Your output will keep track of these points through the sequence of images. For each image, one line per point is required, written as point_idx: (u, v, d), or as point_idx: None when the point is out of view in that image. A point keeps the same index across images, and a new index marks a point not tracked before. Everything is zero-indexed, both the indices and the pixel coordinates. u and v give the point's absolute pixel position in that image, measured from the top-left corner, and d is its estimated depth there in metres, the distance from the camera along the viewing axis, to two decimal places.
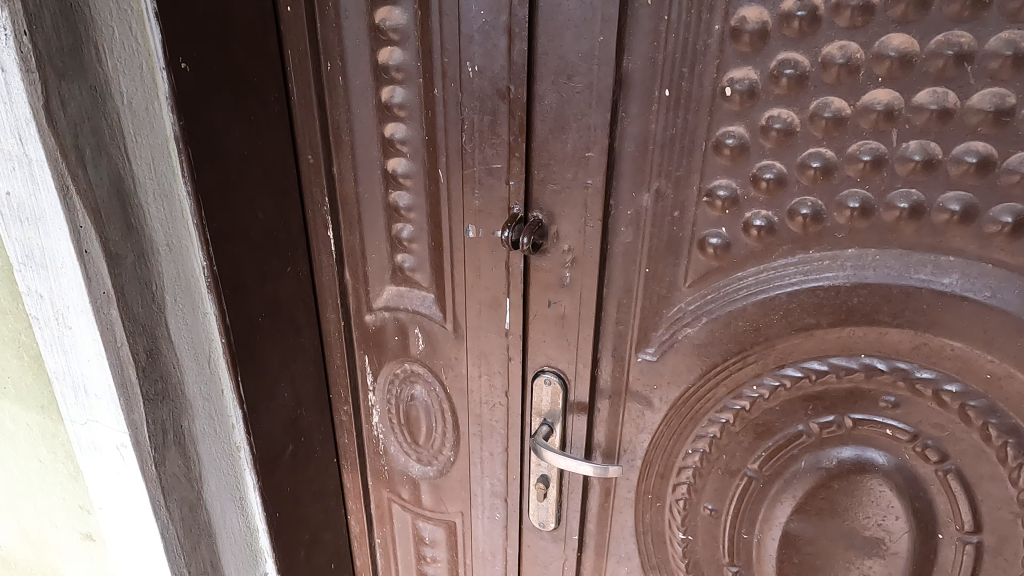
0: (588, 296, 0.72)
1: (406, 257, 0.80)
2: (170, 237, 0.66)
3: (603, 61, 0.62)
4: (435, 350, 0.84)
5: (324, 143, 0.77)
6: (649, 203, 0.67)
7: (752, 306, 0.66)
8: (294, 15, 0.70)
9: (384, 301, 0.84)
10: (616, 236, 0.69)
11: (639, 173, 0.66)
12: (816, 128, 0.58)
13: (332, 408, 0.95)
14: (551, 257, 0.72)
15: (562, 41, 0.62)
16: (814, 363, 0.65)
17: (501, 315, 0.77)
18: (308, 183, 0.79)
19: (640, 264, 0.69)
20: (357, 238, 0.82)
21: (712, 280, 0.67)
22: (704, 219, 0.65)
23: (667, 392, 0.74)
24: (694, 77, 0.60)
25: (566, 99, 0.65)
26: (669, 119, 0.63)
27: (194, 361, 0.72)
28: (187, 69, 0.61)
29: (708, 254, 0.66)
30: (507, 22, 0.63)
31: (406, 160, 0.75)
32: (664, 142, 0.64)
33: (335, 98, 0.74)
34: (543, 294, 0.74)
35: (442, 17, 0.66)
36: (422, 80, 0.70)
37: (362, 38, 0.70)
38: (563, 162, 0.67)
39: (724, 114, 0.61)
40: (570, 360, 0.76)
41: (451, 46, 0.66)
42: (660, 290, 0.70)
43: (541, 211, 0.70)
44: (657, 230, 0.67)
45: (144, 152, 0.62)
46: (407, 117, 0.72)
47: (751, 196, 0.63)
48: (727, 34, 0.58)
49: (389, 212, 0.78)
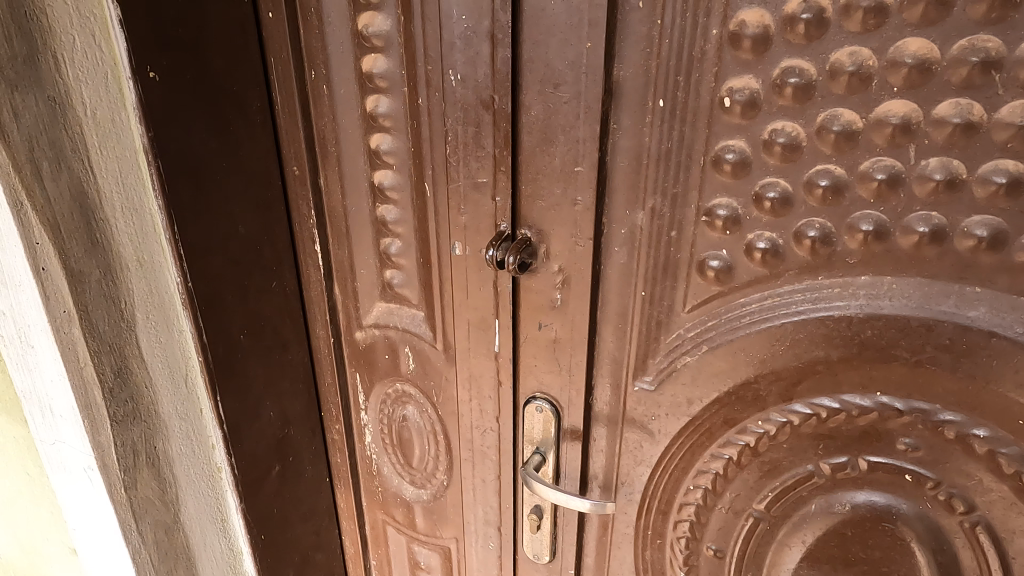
0: (581, 320, 0.67)
1: (394, 273, 0.77)
2: (140, 253, 0.64)
3: (592, 69, 0.56)
4: (425, 370, 0.81)
5: (309, 153, 0.74)
6: (644, 222, 0.61)
7: (756, 336, 0.60)
8: (276, 21, 0.67)
9: (374, 319, 0.81)
10: (609, 256, 0.64)
11: (633, 189, 0.61)
12: (825, 143, 0.52)
13: (324, 426, 0.92)
14: (541, 279, 0.67)
15: (548, 47, 0.57)
16: (824, 400, 0.60)
17: (491, 337, 0.72)
18: (294, 197, 0.76)
19: (636, 286, 0.64)
20: (345, 252, 0.79)
21: (712, 306, 0.62)
22: (702, 240, 0.60)
23: (666, 423, 0.69)
24: (691, 86, 0.55)
25: (553, 110, 0.59)
26: (665, 130, 0.57)
27: (169, 380, 0.70)
28: (156, 78, 0.59)
29: (709, 278, 0.61)
30: (489, 27, 0.58)
31: (393, 173, 0.71)
32: (660, 156, 0.58)
33: (320, 108, 0.71)
34: (534, 317, 0.69)
35: (424, 22, 0.61)
36: (406, 89, 0.66)
37: (345, 45, 0.67)
38: (551, 177, 0.62)
39: (724, 126, 0.55)
40: (563, 386, 0.71)
41: (434, 53, 0.62)
42: (657, 315, 0.65)
43: (530, 228, 0.66)
44: (652, 251, 0.62)
45: (110, 165, 0.60)
46: (393, 127, 0.69)
47: (754, 216, 0.57)
48: (726, 39, 0.53)
49: (378, 226, 0.75)
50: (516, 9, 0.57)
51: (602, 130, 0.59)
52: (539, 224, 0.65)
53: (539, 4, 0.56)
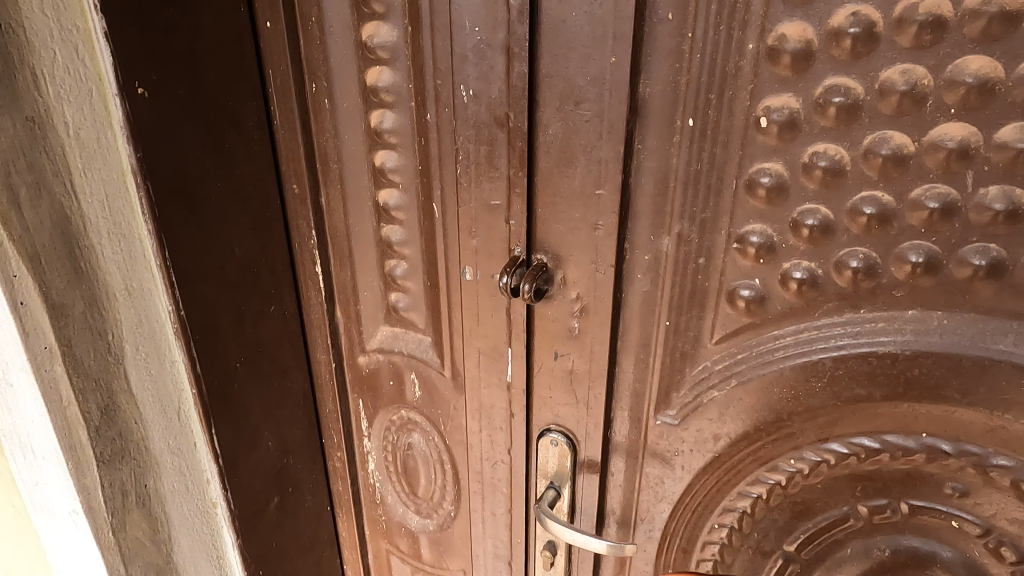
0: (600, 351, 0.63)
1: (400, 296, 0.73)
2: (128, 282, 0.60)
3: (615, 86, 0.52)
4: (432, 397, 0.77)
5: (310, 171, 0.69)
6: (670, 248, 0.57)
7: (791, 371, 0.56)
8: (275, 31, 0.63)
9: (378, 343, 0.77)
10: (631, 283, 0.60)
11: (658, 213, 0.56)
12: (871, 167, 0.48)
13: (325, 453, 0.87)
14: (558, 306, 0.63)
15: (568, 62, 0.53)
16: (864, 439, 0.55)
17: (503, 366, 0.68)
18: (294, 216, 0.72)
19: (659, 316, 0.60)
20: (348, 274, 0.75)
21: (742, 338, 0.58)
22: (732, 269, 0.56)
23: (690, 459, 0.64)
24: (723, 105, 0.51)
25: (573, 129, 0.55)
26: (694, 152, 0.53)
27: (160, 414, 0.66)
28: (144, 95, 0.55)
29: (739, 309, 0.56)
30: (505, 40, 0.54)
31: (398, 192, 0.67)
32: (689, 179, 0.54)
33: (321, 123, 0.67)
34: (549, 347, 0.65)
35: (434, 33, 0.57)
36: (414, 104, 0.62)
37: (348, 57, 0.63)
38: (570, 200, 0.58)
39: (759, 148, 0.51)
40: (580, 419, 0.67)
41: (444, 66, 0.58)
42: (682, 346, 0.61)
43: (546, 253, 0.61)
44: (678, 279, 0.58)
45: (95, 189, 0.56)
46: (399, 144, 0.65)
47: (790, 244, 0.53)
48: (763, 54, 0.48)
49: (382, 247, 0.71)
50: (533, 21, 0.53)
51: (626, 151, 0.54)
52: (556, 248, 0.60)
53: (559, 15, 0.52)
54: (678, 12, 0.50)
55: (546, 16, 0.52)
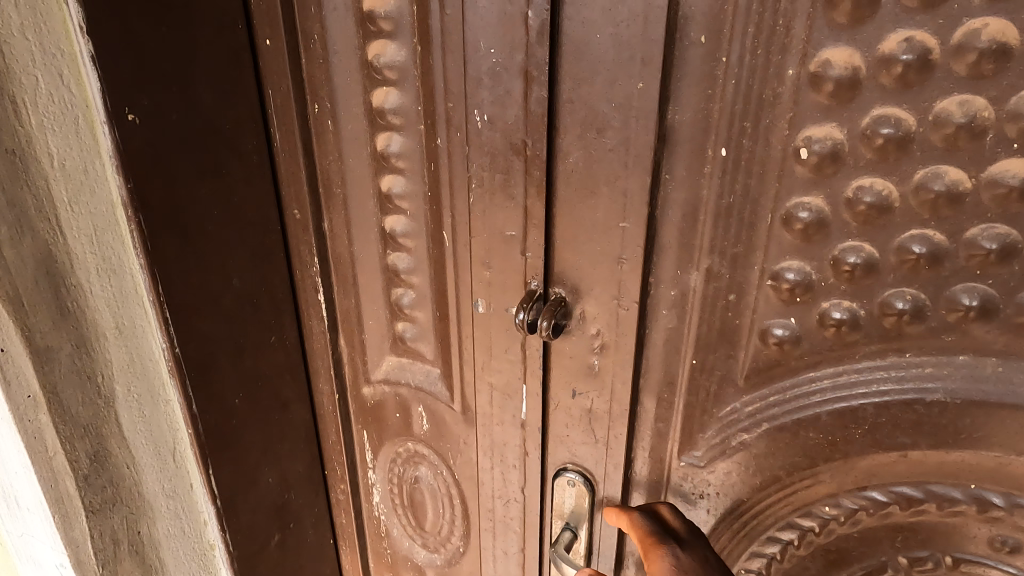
0: (621, 389, 0.59)
1: (407, 326, 0.70)
2: (119, 319, 0.56)
3: (642, 114, 0.48)
4: (441, 431, 0.73)
5: (312, 196, 0.66)
6: (698, 284, 0.54)
7: (828, 416, 0.52)
8: (274, 49, 0.59)
9: (383, 374, 0.74)
10: (655, 319, 0.57)
11: (686, 248, 0.53)
12: (922, 204, 0.44)
13: (328, 485, 0.84)
14: (577, 342, 0.59)
15: (591, 87, 0.49)
16: (905, 488, 0.52)
17: (516, 403, 0.64)
18: (295, 242, 0.68)
19: (685, 353, 0.57)
20: (352, 302, 0.71)
21: (774, 379, 0.54)
22: (764, 306, 0.52)
23: (717, 503, 0.61)
24: (759, 134, 0.47)
25: (595, 158, 0.51)
26: (726, 184, 0.50)
27: (154, 456, 0.62)
28: (136, 121, 0.52)
29: (772, 348, 0.53)
30: (522, 63, 0.50)
31: (406, 218, 0.64)
32: (720, 212, 0.51)
33: (325, 146, 0.63)
34: (567, 383, 0.61)
35: (445, 53, 0.53)
36: (423, 127, 0.58)
37: (353, 77, 0.59)
38: (591, 232, 0.54)
39: (797, 181, 0.47)
40: (599, 459, 0.63)
41: (456, 89, 0.54)
42: (709, 385, 0.57)
43: (564, 287, 0.58)
44: (706, 315, 0.55)
45: (82, 224, 0.52)
46: (407, 169, 0.61)
47: (830, 282, 0.49)
48: (804, 80, 0.45)
49: (389, 275, 0.68)
50: (553, 43, 0.49)
51: (653, 181, 0.51)
52: (575, 282, 0.57)
53: (582, 37, 0.48)
54: (711, 35, 0.46)
55: (568, 38, 0.49)
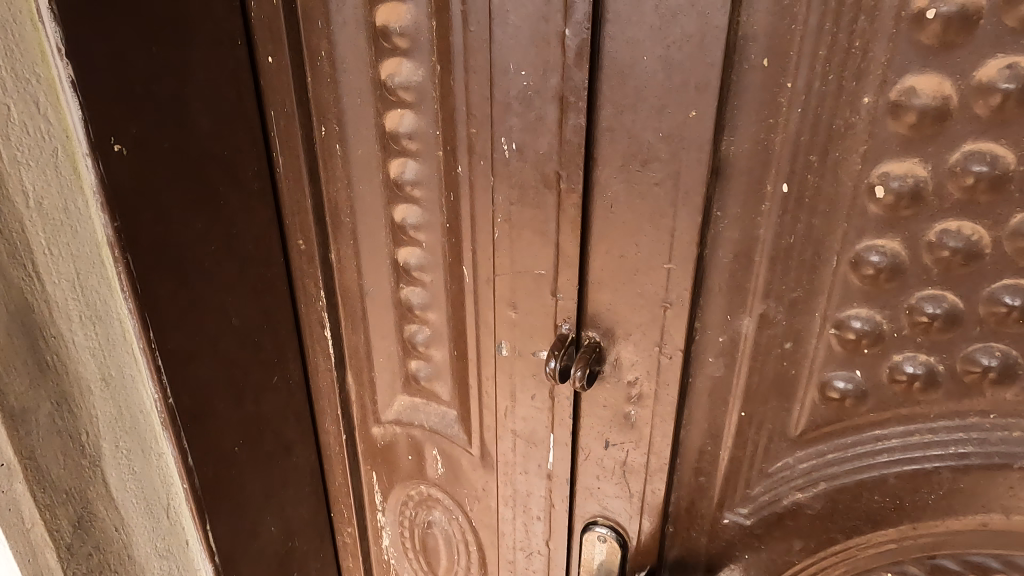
0: (660, 442, 0.54)
1: (421, 364, 0.64)
2: (105, 369, 0.51)
3: (693, 145, 0.43)
4: (457, 475, 0.68)
5: (318, 226, 0.60)
6: (750, 330, 0.48)
7: (895, 479, 0.47)
8: (277, 67, 0.54)
9: (395, 413, 0.68)
10: (700, 366, 0.51)
11: (736, 291, 0.48)
12: (1018, 251, 0.39)
13: (333, 528, 0.78)
14: (611, 390, 0.54)
15: (635, 114, 0.44)
16: (982, 559, 0.47)
17: (542, 452, 0.59)
18: (299, 275, 0.63)
19: (732, 404, 0.51)
20: (361, 338, 0.65)
21: (834, 435, 0.49)
22: (825, 357, 0.47)
23: (763, 564, 0.55)
24: (827, 169, 0.42)
25: (638, 192, 0.46)
26: (785, 222, 0.44)
27: (145, 512, 0.57)
28: (123, 152, 0.46)
29: (834, 403, 0.47)
30: (557, 86, 0.45)
31: (421, 251, 0.58)
32: (778, 253, 0.45)
33: (332, 172, 0.58)
34: (598, 433, 0.56)
35: (469, 74, 0.48)
36: (441, 154, 0.53)
37: (364, 98, 0.54)
38: (630, 273, 0.49)
39: (870, 221, 0.42)
40: (632, 514, 0.58)
41: (480, 114, 0.49)
42: (759, 439, 0.52)
43: (598, 330, 0.52)
44: (757, 364, 0.49)
45: (63, 267, 0.47)
46: (423, 198, 0.56)
47: (903, 334, 0.44)
48: (882, 110, 0.39)
49: (401, 310, 0.62)
50: (593, 65, 0.44)
51: (703, 219, 0.45)
52: (611, 325, 0.51)
53: (626, 58, 0.43)
54: (775, 58, 0.40)
55: (610, 60, 0.43)
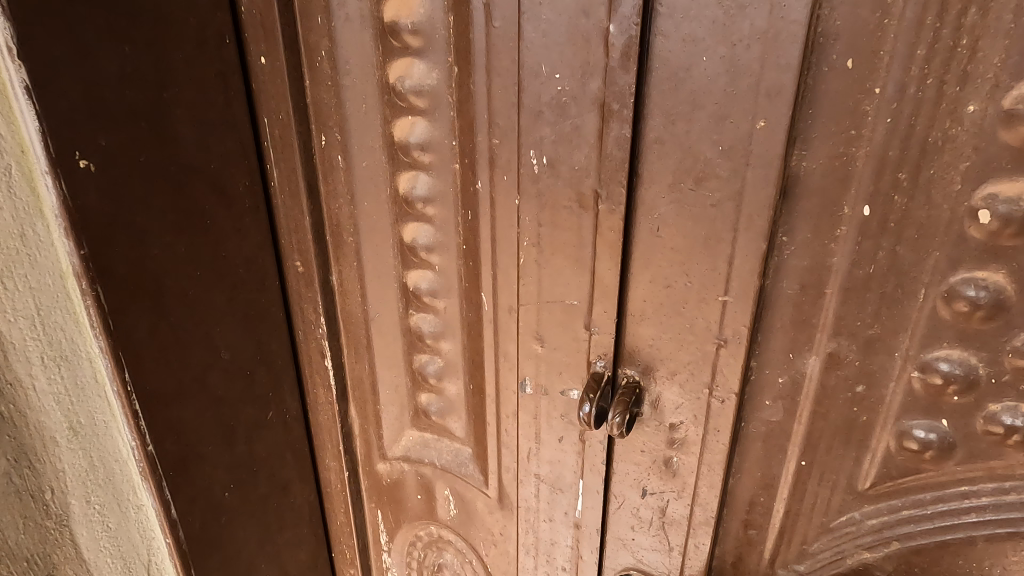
0: (707, 492, 0.48)
1: (432, 398, 0.58)
2: (73, 414, 0.46)
3: (760, 161, 0.37)
4: (471, 518, 0.61)
5: (317, 246, 0.53)
6: (815, 370, 0.42)
7: (985, 542, 0.41)
8: (270, 68, 0.47)
9: (402, 450, 0.62)
10: (755, 409, 0.45)
11: (801, 326, 0.42)
12: None
13: (336, 568, 0.72)
14: (652, 433, 0.48)
15: (690, 125, 0.38)
16: None
17: (569, 497, 0.53)
18: (297, 299, 0.57)
19: (791, 451, 0.46)
20: (365, 369, 0.59)
21: (911, 490, 0.42)
22: (904, 402, 0.41)
23: None
24: (918, 189, 0.36)
25: (690, 214, 0.40)
26: (864, 250, 0.38)
27: (122, 565, 0.52)
28: (90, 169, 0.40)
29: (913, 455, 0.41)
30: (598, 92, 0.39)
31: (433, 274, 0.52)
32: (853, 284, 0.39)
33: (332, 186, 0.51)
34: (635, 479, 0.50)
35: (492, 78, 0.42)
36: (458, 167, 0.47)
37: (369, 104, 0.47)
38: (678, 306, 0.43)
39: (969, 251, 0.36)
40: (670, 568, 0.52)
41: (505, 123, 0.42)
42: (821, 490, 0.46)
43: (637, 367, 0.46)
44: (823, 408, 0.43)
45: (22, 303, 0.42)
46: (436, 216, 0.49)
47: (1003, 380, 0.37)
48: (993, 121, 0.33)
49: (410, 339, 0.56)
50: (641, 67, 0.38)
51: (767, 246, 0.39)
52: (654, 362, 0.45)
53: (680, 60, 0.36)
54: (860, 58, 0.34)
55: (662, 61, 0.37)
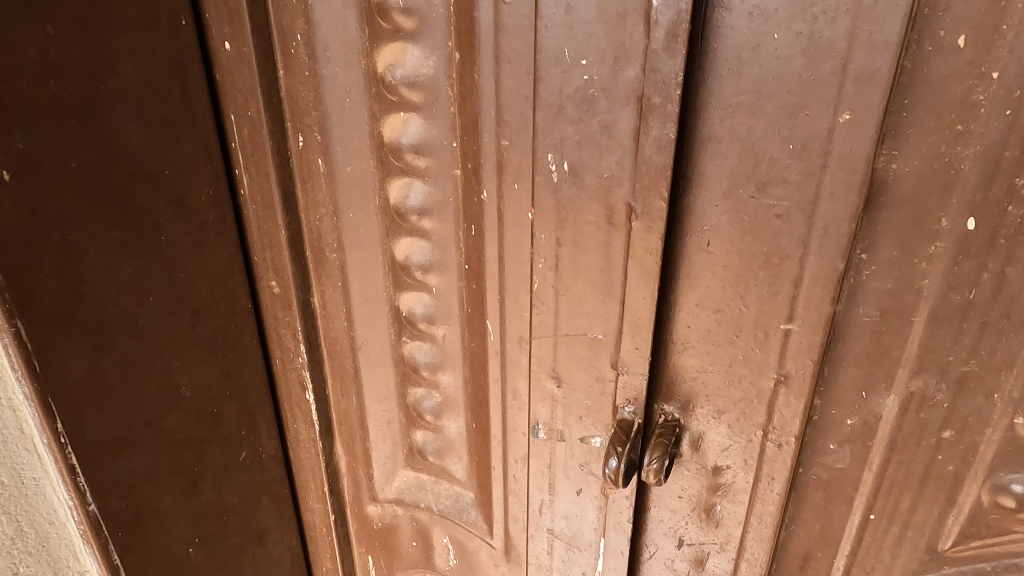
0: (753, 547, 0.42)
1: (429, 436, 0.51)
2: None
3: (842, 160, 0.31)
4: (473, 570, 0.54)
5: (295, 264, 0.46)
6: (891, 412, 0.37)
7: None
8: (236, 55, 0.40)
9: (395, 493, 0.54)
10: (816, 454, 0.40)
11: (879, 359, 0.36)
12: None
13: None
14: (692, 476, 0.42)
15: (759, 117, 0.32)
16: None
17: (588, 554, 0.46)
18: (274, 324, 0.49)
19: (857, 503, 0.40)
20: (352, 402, 0.51)
21: (1000, 554, 0.38)
22: (1002, 451, 0.36)
23: None
24: None
25: (749, 226, 0.34)
26: (962, 273, 0.33)
27: None
28: (3, 179, 0.32)
29: (1009, 515, 0.36)
30: (636, 82, 0.31)
31: (430, 297, 0.45)
32: (946, 312, 0.34)
33: (312, 195, 0.44)
34: (671, 528, 0.44)
35: (501, 66, 0.34)
36: (459, 171, 0.40)
37: (355, 98, 0.40)
38: (729, 334, 0.37)
39: None
40: None
41: (517, 121, 0.35)
42: (893, 545, 0.40)
43: (677, 404, 0.40)
44: (899, 456, 0.38)
45: None
46: (434, 229, 0.42)
47: None
48: None
49: (404, 370, 0.49)
50: (694, 49, 0.32)
51: (846, 265, 0.34)
52: (699, 399, 0.39)
53: (753, 36, 0.30)
54: (977, 35, 0.29)
55: (720, 41, 0.31)
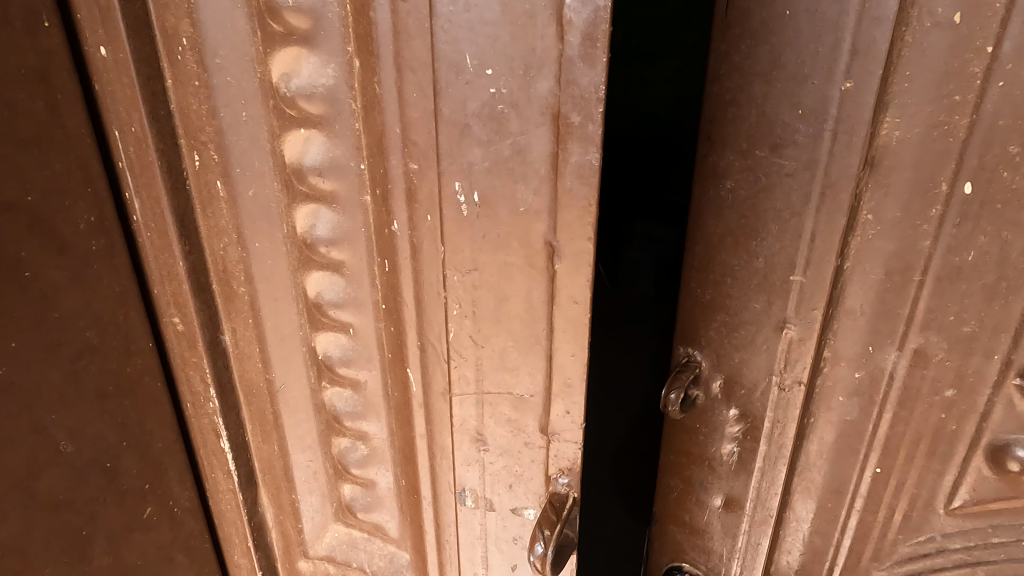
0: (768, 489, 0.43)
1: (356, 492, 0.45)
2: None
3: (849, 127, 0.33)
4: None
5: (198, 301, 0.40)
6: (897, 369, 0.37)
7: None
8: (112, 63, 0.34)
9: (325, 550, 0.49)
10: (823, 407, 0.40)
11: (882, 317, 0.37)
12: None
13: None
14: (710, 424, 0.43)
15: (774, 84, 0.34)
16: None
17: None
18: (182, 365, 0.43)
19: (865, 459, 0.40)
20: (274, 451, 0.46)
21: (1006, 514, 0.38)
22: (1004, 415, 0.36)
23: None
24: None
25: (763, 185, 0.36)
26: (959, 237, 0.34)
27: None
28: None
29: (1012, 477, 0.37)
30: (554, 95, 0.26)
31: (350, 338, 0.39)
32: (947, 273, 0.35)
33: (212, 223, 0.38)
34: (689, 474, 0.45)
35: (403, 76, 0.28)
36: (371, 197, 0.34)
37: (251, 113, 0.34)
38: (747, 283, 0.38)
39: None
40: None
41: (425, 143, 0.29)
42: (892, 503, 0.41)
43: (702, 350, 0.42)
44: (905, 411, 0.38)
45: None
46: (349, 263, 0.37)
47: None
48: None
49: (326, 420, 0.43)
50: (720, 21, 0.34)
51: (847, 223, 0.35)
52: (717, 347, 0.41)
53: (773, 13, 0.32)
54: (971, 11, 0.29)
55: (744, 17, 0.33)
